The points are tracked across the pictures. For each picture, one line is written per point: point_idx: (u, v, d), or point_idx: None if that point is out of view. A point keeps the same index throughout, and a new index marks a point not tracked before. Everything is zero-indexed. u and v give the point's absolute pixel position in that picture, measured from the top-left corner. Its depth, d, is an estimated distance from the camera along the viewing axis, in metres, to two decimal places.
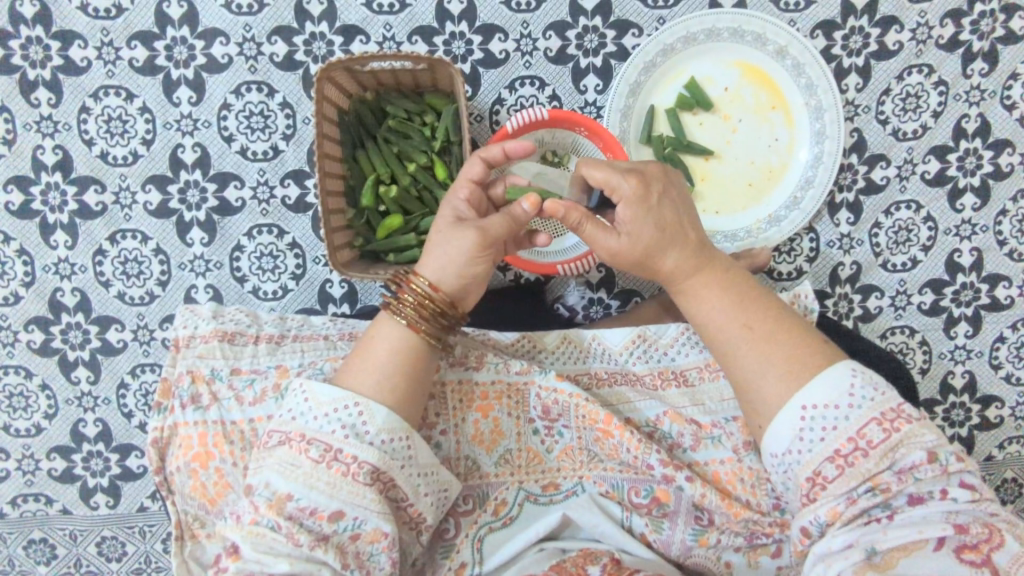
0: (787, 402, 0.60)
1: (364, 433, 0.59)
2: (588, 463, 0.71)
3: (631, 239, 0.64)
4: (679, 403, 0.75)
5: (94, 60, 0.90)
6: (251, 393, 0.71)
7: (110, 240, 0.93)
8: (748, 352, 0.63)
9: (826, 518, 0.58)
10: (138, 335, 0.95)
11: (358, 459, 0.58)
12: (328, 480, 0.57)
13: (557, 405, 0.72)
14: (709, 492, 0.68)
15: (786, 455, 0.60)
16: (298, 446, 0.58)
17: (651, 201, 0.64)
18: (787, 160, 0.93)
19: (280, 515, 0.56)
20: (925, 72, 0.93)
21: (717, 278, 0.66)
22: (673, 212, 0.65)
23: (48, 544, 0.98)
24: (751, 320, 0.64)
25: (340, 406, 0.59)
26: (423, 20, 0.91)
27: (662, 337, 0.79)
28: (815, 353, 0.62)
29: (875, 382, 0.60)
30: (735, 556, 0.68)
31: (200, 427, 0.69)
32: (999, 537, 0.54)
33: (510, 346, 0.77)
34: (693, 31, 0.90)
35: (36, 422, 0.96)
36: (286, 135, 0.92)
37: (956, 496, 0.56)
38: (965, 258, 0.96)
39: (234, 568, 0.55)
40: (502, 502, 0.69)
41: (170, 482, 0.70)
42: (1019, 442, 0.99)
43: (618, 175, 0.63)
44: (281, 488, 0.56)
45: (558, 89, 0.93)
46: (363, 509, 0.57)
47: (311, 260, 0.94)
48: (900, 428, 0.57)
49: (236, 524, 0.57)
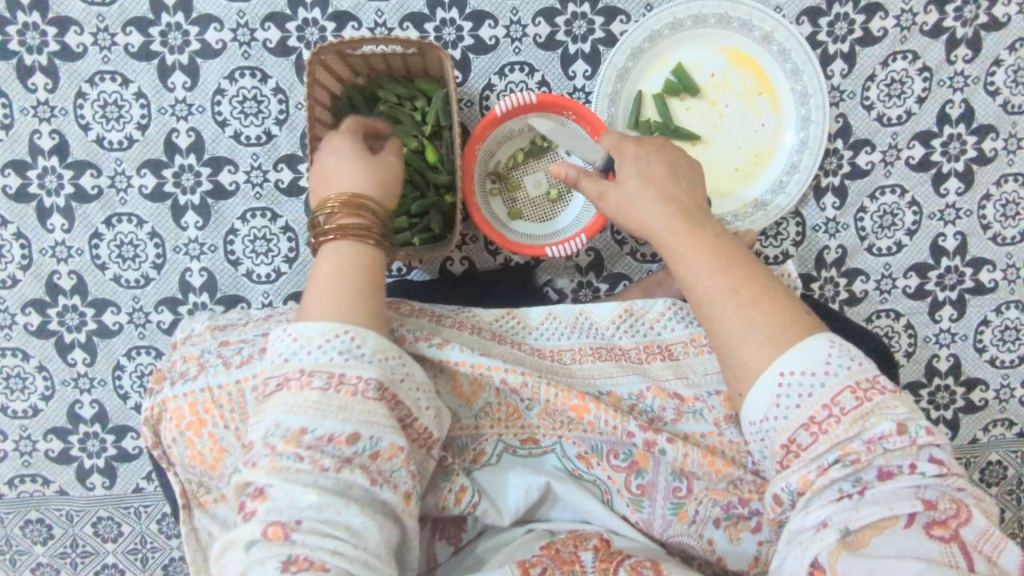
0: (766, 367, 0.61)
1: (361, 355, 0.60)
2: (569, 424, 0.72)
3: (624, 189, 0.73)
4: (663, 376, 0.76)
5: (90, 46, 0.92)
6: (238, 357, 0.71)
7: (106, 224, 0.94)
8: (733, 312, 0.64)
9: (797, 485, 0.59)
10: (134, 317, 0.96)
11: (363, 377, 0.59)
12: (339, 404, 0.57)
13: (527, 388, 0.72)
14: (691, 452, 0.70)
15: (763, 421, 0.62)
16: (297, 384, 0.58)
17: (641, 160, 0.74)
18: (774, 145, 0.94)
19: (298, 448, 0.55)
20: (910, 58, 0.95)
21: (707, 240, 0.68)
22: (662, 173, 0.73)
23: (45, 524, 0.99)
24: (737, 281, 0.65)
25: (331, 336, 0.60)
26: (414, 7, 0.93)
27: (648, 312, 0.81)
28: (796, 322, 0.63)
29: (851, 353, 0.61)
30: (715, 530, 0.69)
31: (189, 397, 0.70)
32: (967, 513, 0.55)
33: (495, 321, 0.80)
34: (680, 17, 0.91)
35: (32, 404, 0.97)
36: (279, 120, 0.94)
37: (924, 470, 0.57)
38: (949, 242, 0.97)
39: (264, 509, 0.53)
40: (481, 452, 0.72)
41: (169, 454, 0.72)
42: (1003, 425, 1.01)
43: (618, 141, 0.76)
44: (294, 424, 0.56)
45: (547, 75, 0.94)
46: (377, 427, 0.58)
47: (303, 243, 0.95)
48: (872, 397, 0.59)
49: (254, 469, 0.55)
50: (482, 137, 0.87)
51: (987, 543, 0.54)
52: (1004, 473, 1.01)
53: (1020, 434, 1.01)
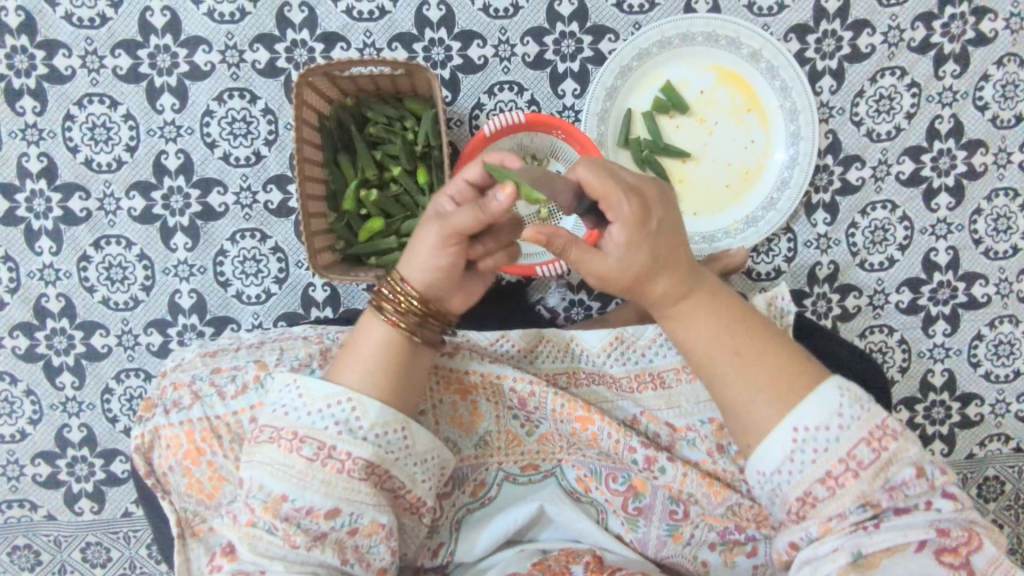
0: (779, 423, 0.61)
1: (358, 428, 0.62)
2: (569, 447, 0.74)
3: (627, 265, 0.58)
4: (655, 407, 0.75)
5: (78, 69, 0.92)
6: (232, 388, 0.72)
7: (94, 246, 0.94)
8: (740, 377, 0.63)
9: (818, 532, 0.59)
10: (123, 340, 0.95)
11: (352, 455, 0.61)
12: (324, 478, 0.60)
13: (534, 398, 0.73)
14: (690, 472, 0.71)
15: (775, 474, 0.61)
16: (290, 444, 0.61)
17: (650, 226, 0.58)
18: (763, 161, 0.94)
19: (275, 517, 0.60)
20: (898, 74, 0.95)
21: (703, 301, 0.63)
22: (673, 239, 0.60)
23: (33, 550, 0.98)
24: (737, 342, 0.63)
25: (334, 403, 0.62)
26: (403, 27, 0.93)
27: (639, 338, 0.78)
28: (804, 374, 0.62)
29: (861, 400, 0.61)
30: (710, 553, 0.71)
31: (185, 426, 0.70)
32: (977, 541, 0.58)
33: (491, 345, 0.77)
34: (668, 36, 0.91)
35: (20, 428, 0.96)
36: (269, 141, 0.93)
37: (940, 506, 0.59)
38: (941, 256, 0.97)
39: (229, 568, 0.59)
40: (481, 484, 0.73)
41: (165, 482, 0.70)
42: (999, 440, 1.00)
43: (618, 192, 0.56)
44: (275, 490, 0.60)
45: (537, 94, 0.94)
46: (359, 504, 0.61)
47: (293, 264, 0.95)
48: (888, 446, 0.60)
49: (233, 524, 0.61)
50: (471, 156, 0.87)
51: (996, 570, 0.57)
52: (1002, 488, 1.01)
53: (1017, 449, 1.00)
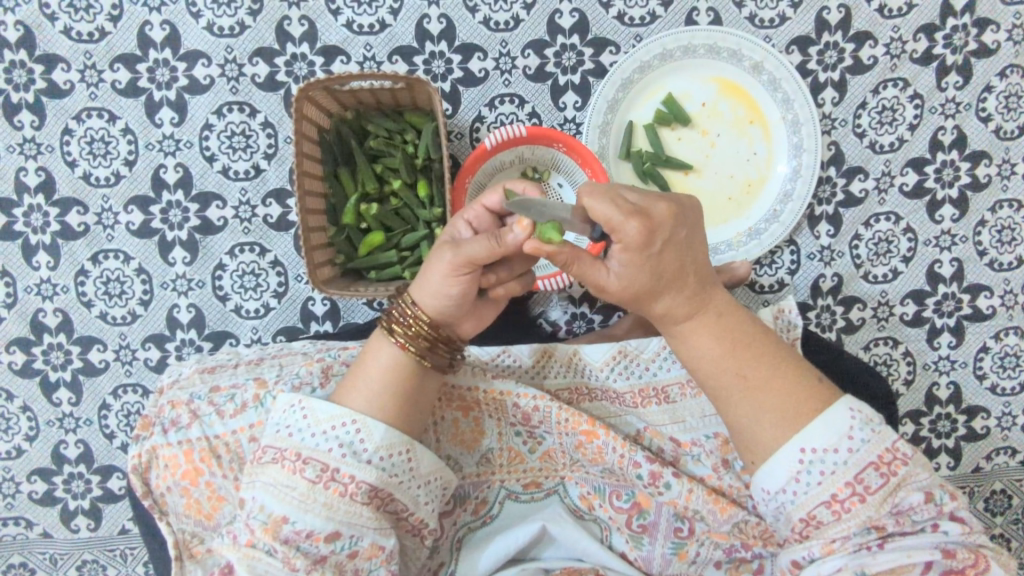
0: (785, 443, 0.60)
1: (362, 452, 0.61)
2: (573, 464, 0.72)
3: (627, 282, 0.57)
4: (659, 421, 0.74)
5: (77, 83, 0.91)
6: (231, 407, 0.71)
7: (92, 261, 0.93)
8: (742, 397, 0.62)
9: (820, 553, 0.59)
10: (120, 355, 0.94)
11: (355, 479, 0.60)
12: (324, 502, 0.59)
13: (538, 413, 0.72)
14: (695, 488, 0.70)
15: (780, 492, 0.60)
16: (292, 466, 0.60)
17: (652, 248, 0.56)
18: (766, 173, 0.94)
19: (275, 539, 0.58)
20: (901, 86, 0.94)
21: (711, 320, 0.62)
22: (678, 259, 0.58)
23: (28, 568, 0.98)
24: (742, 365, 0.62)
25: (338, 424, 0.61)
26: (403, 41, 0.92)
27: (642, 352, 0.77)
28: (813, 396, 0.62)
29: (872, 423, 0.60)
30: (716, 571, 0.70)
31: (184, 446, 0.69)
32: (984, 562, 0.58)
33: (491, 359, 0.76)
34: (669, 48, 0.91)
35: (16, 445, 0.95)
36: (268, 154, 0.93)
37: (947, 530, 0.59)
38: (945, 268, 0.96)
39: None
40: (483, 502, 0.72)
41: (162, 503, 0.69)
42: (1006, 453, 0.99)
43: (619, 216, 0.54)
44: (276, 511, 0.59)
45: (538, 106, 0.94)
46: (360, 527, 0.60)
47: (293, 278, 0.94)
48: (896, 471, 0.59)
49: (234, 543, 0.60)
50: (472, 170, 0.86)
51: None
52: (1009, 501, 1.00)
53: None
